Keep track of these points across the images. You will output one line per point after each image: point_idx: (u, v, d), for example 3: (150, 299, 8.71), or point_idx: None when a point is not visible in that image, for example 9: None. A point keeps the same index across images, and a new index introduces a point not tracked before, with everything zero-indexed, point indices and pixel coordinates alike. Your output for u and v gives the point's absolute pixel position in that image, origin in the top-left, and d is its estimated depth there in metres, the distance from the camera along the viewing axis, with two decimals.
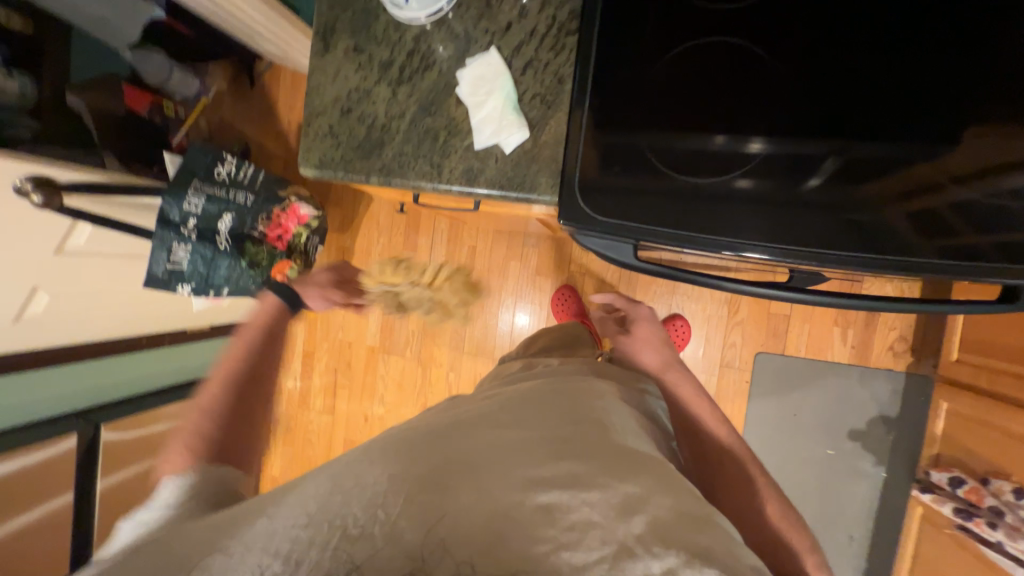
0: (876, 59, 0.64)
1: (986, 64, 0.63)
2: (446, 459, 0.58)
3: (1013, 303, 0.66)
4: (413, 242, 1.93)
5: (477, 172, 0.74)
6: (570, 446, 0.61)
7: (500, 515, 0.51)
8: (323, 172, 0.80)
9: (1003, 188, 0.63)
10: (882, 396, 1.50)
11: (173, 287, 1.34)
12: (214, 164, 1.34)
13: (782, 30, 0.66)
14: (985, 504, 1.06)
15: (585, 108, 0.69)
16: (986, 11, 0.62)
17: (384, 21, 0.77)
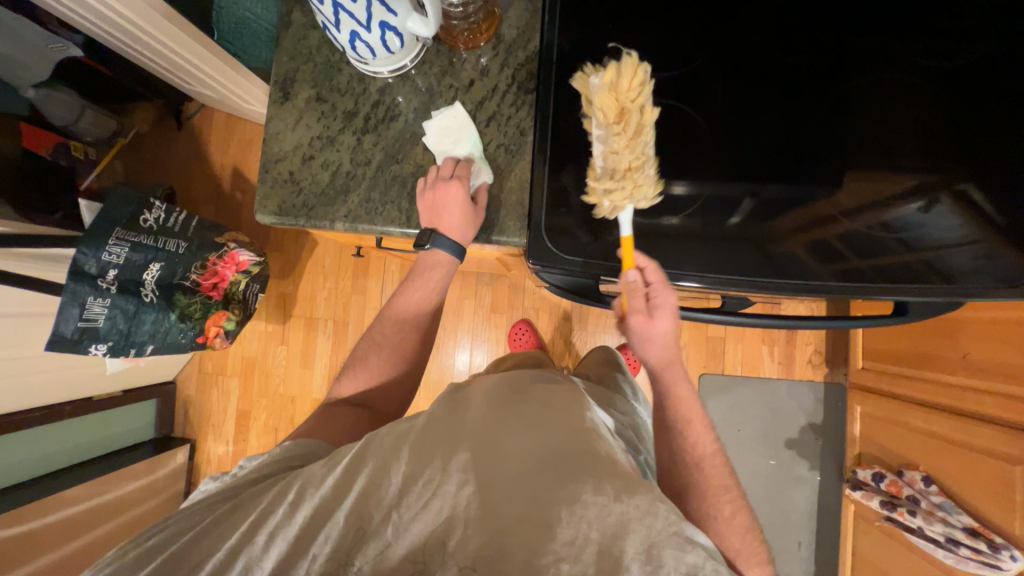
0: (778, 121, 0.77)
1: (862, 125, 0.77)
2: (454, 467, 0.56)
3: (905, 315, 0.80)
4: (363, 285, 1.87)
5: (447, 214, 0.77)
6: (571, 456, 0.56)
7: (511, 529, 0.51)
8: (283, 219, 0.79)
9: (882, 214, 0.76)
10: (808, 405, 1.67)
11: (85, 348, 1.16)
12: (140, 212, 1.22)
13: (704, 97, 0.78)
14: (904, 494, 1.20)
15: (546, 157, 0.74)
16: (854, 86, 0.78)
17: (347, 74, 0.79)
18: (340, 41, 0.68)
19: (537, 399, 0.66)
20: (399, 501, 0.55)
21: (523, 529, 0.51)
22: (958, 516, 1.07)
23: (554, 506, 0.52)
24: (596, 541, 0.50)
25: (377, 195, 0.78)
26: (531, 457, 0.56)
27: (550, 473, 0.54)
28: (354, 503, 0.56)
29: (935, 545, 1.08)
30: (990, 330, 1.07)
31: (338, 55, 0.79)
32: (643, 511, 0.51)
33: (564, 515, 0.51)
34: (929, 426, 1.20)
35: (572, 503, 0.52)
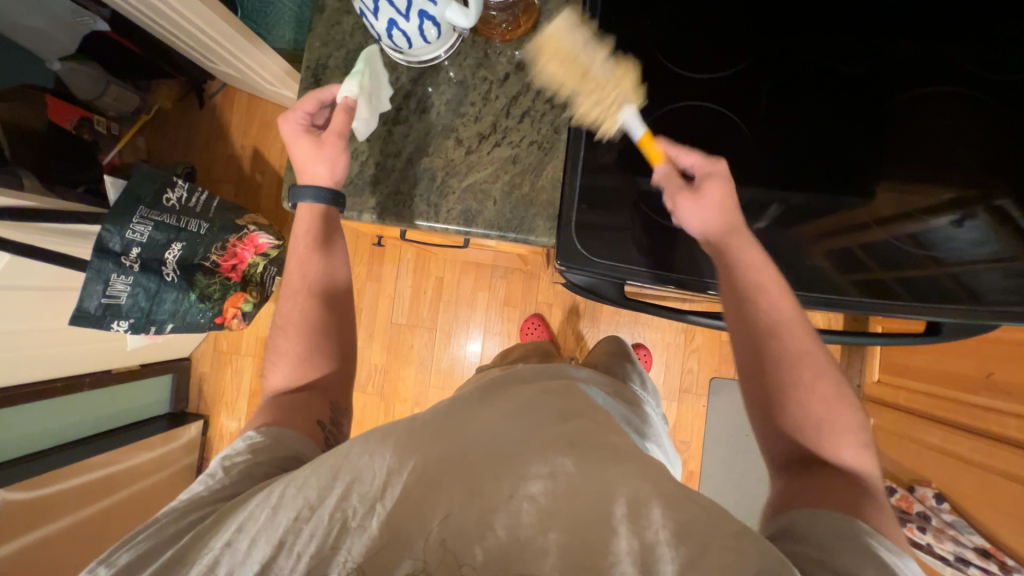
0: (819, 128, 0.75)
1: (907, 137, 0.75)
2: (446, 443, 0.57)
3: (938, 335, 0.77)
4: (377, 272, 1.87)
5: (474, 210, 0.75)
6: (562, 435, 0.57)
7: (502, 500, 0.51)
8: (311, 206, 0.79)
9: (909, 224, 0.75)
10: None
11: (107, 324, 1.19)
12: (163, 190, 1.23)
13: (743, 102, 0.75)
14: (914, 510, 1.19)
15: (579, 159, 0.73)
16: (901, 95, 0.75)
17: (380, 62, 0.78)
18: (376, 28, 0.67)
19: (527, 394, 0.68)
20: (392, 474, 0.54)
21: (512, 500, 0.51)
22: (970, 536, 1.07)
23: (543, 478, 0.52)
24: (586, 514, 0.49)
25: (404, 186, 0.77)
26: (523, 436, 0.58)
27: (541, 449, 0.55)
28: (344, 475, 0.54)
29: (946, 563, 1.10)
30: (1018, 352, 1.04)
31: (372, 41, 0.78)
32: (633, 485, 0.51)
33: (551, 479, 0.52)
34: (945, 444, 1.19)
35: (562, 475, 0.52)
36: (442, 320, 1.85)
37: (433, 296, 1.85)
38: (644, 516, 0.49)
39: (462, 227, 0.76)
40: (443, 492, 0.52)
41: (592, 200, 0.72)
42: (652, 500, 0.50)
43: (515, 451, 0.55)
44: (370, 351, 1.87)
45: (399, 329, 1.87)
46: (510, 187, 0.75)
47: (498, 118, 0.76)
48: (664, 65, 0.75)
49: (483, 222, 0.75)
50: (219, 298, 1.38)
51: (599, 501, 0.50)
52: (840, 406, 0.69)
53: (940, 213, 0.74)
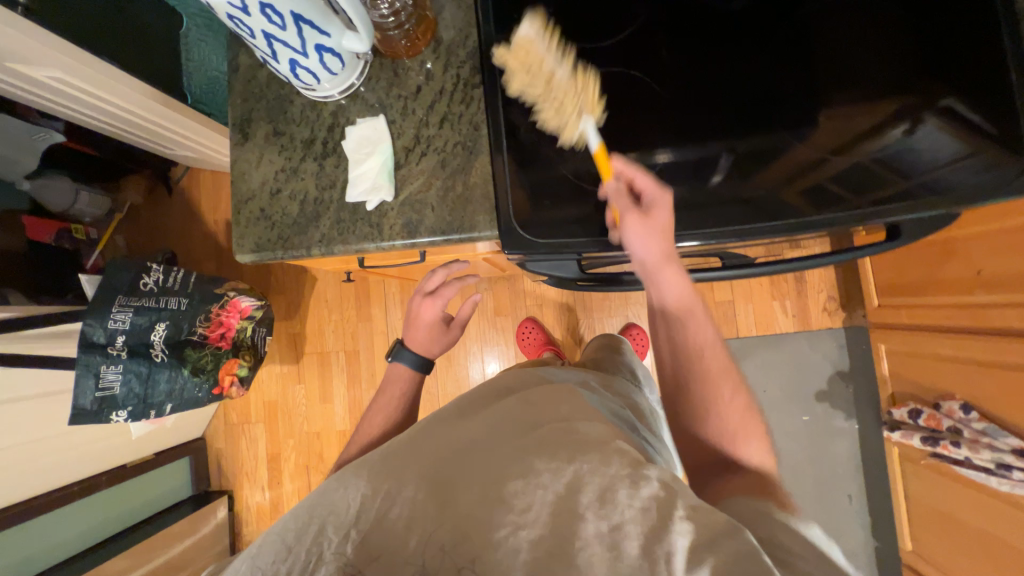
0: (730, 69, 0.75)
1: (824, 56, 0.74)
2: (424, 466, 0.59)
3: (898, 238, 0.77)
4: (367, 311, 1.89)
5: (415, 220, 0.76)
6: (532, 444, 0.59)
7: (480, 509, 0.53)
8: (261, 253, 0.80)
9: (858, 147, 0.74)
10: (831, 353, 1.62)
11: (106, 417, 1.20)
12: (139, 277, 1.27)
13: (649, 59, 0.76)
14: (945, 426, 1.14)
15: (503, 148, 0.74)
16: (805, 15, 0.75)
17: (300, 104, 0.81)
18: (282, 71, 0.70)
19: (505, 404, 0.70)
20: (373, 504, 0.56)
21: (492, 513, 0.53)
22: (1004, 440, 1.02)
23: (517, 491, 0.54)
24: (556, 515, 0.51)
25: (347, 214, 0.78)
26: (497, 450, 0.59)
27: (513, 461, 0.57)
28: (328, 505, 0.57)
29: (988, 472, 1.04)
30: (997, 242, 1.02)
31: (289, 87, 0.81)
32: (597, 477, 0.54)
33: (520, 483, 0.54)
34: (956, 352, 1.15)
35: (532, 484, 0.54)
36: None
37: None
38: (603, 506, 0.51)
39: (406, 239, 0.77)
40: (424, 515, 0.54)
41: (526, 184, 0.73)
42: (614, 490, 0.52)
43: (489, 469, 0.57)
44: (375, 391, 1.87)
45: None
46: (445, 191, 0.76)
47: (425, 130, 0.78)
48: (560, 41, 0.77)
49: (427, 232, 0.76)
50: (212, 369, 1.41)
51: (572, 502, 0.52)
52: (748, 414, 0.74)
53: (890, 130, 0.73)
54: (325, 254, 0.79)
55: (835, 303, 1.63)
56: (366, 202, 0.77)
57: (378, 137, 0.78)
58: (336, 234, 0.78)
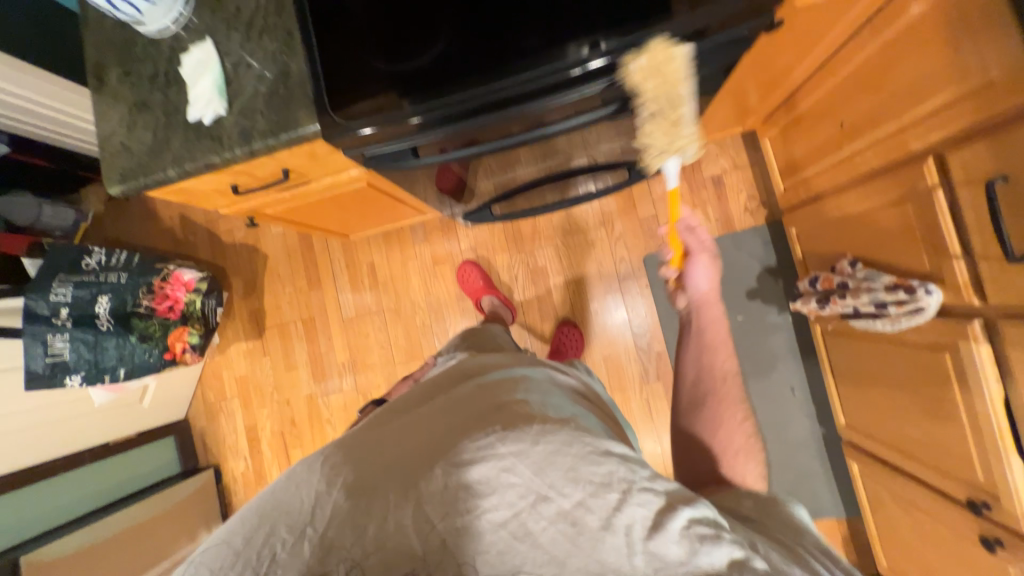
0: None
1: None
2: (409, 462, 0.59)
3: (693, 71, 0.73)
4: (316, 279, 1.97)
5: (249, 128, 0.84)
6: (516, 416, 0.61)
7: (477, 499, 0.52)
8: (127, 182, 0.88)
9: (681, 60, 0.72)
10: (758, 252, 1.63)
11: (59, 381, 1.33)
12: (81, 258, 1.40)
13: None
14: (837, 283, 1.15)
15: (313, 46, 0.81)
16: None
17: (142, 43, 0.89)
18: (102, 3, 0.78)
19: (466, 403, 0.70)
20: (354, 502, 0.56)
21: (493, 498, 0.52)
22: (880, 279, 1.02)
23: (520, 473, 0.53)
24: (588, 505, 0.51)
25: (192, 130, 0.86)
26: (478, 430, 0.60)
27: (495, 429, 0.59)
28: (300, 505, 0.56)
29: (875, 317, 1.04)
30: (839, 93, 1.04)
31: (131, 31, 0.90)
32: (601, 451, 0.55)
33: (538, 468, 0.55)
34: (840, 212, 1.17)
35: (530, 455, 0.55)
36: (386, 300, 1.92)
37: (371, 281, 1.93)
38: (613, 482, 0.52)
39: (244, 146, 0.84)
40: (440, 514, 0.52)
41: (335, 74, 0.80)
42: (609, 452, 0.55)
43: (475, 443, 0.58)
44: (334, 352, 1.96)
45: (352, 323, 1.95)
46: (269, 97, 0.84)
47: (250, 43, 0.85)
48: None
49: (259, 135, 0.83)
50: (160, 335, 1.51)
51: (575, 477, 0.52)
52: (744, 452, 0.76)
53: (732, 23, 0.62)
54: (182, 173, 0.87)
55: (756, 202, 1.65)
56: (203, 118, 0.84)
57: (211, 61, 0.86)
58: (186, 152, 0.86)
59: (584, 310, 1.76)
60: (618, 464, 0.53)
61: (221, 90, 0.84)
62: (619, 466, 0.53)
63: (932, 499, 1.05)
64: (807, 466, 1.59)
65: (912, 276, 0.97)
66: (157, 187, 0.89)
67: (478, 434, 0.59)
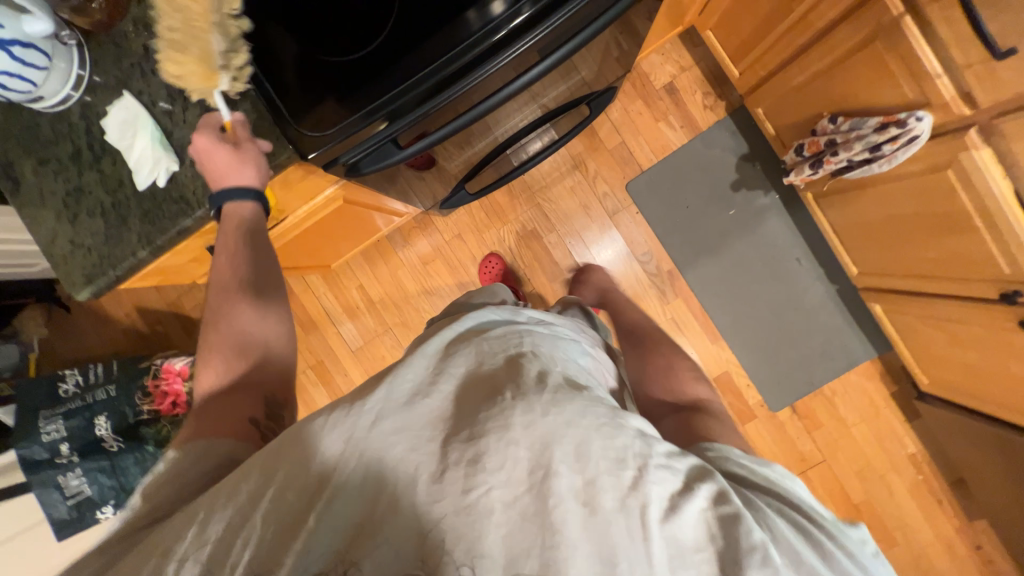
0: None
1: None
2: (396, 432, 0.51)
3: None
4: (310, 321, 1.86)
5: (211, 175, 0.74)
6: (526, 376, 0.55)
7: (482, 475, 0.48)
8: (94, 280, 0.77)
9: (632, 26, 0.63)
10: (729, 143, 1.66)
11: (92, 518, 1.23)
12: (56, 386, 1.27)
13: None
14: (824, 144, 1.17)
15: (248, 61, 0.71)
16: None
17: (46, 122, 0.76)
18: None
19: (468, 350, 0.60)
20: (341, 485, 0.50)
21: (500, 474, 0.48)
22: (867, 124, 1.05)
23: (531, 444, 0.49)
24: (603, 484, 0.48)
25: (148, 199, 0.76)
26: (479, 395, 0.53)
27: (505, 394, 0.52)
28: (280, 478, 0.51)
29: (870, 162, 1.09)
30: None
31: (27, 112, 0.77)
32: (625, 429, 0.51)
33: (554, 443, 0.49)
34: (804, 74, 1.19)
35: (544, 424, 0.50)
36: (390, 316, 1.83)
37: (367, 303, 1.84)
38: (629, 460, 0.49)
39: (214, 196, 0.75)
40: (438, 498, 0.48)
41: (287, 84, 0.71)
42: (629, 429, 0.51)
43: (481, 413, 0.51)
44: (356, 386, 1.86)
45: (363, 351, 1.85)
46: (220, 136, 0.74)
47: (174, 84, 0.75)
48: None
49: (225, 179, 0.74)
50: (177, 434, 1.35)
51: (592, 453, 0.49)
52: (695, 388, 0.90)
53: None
54: (153, 249, 0.76)
55: (712, 97, 1.65)
56: (156, 181, 0.74)
57: (136, 114, 0.75)
58: (151, 223, 0.76)
59: (587, 256, 1.75)
60: (636, 440, 0.50)
61: (164, 145, 0.74)
62: (638, 443, 0.50)
63: (966, 307, 1.13)
64: (833, 322, 1.69)
65: (895, 110, 1.01)
66: (131, 273, 0.79)
67: (481, 401, 0.53)
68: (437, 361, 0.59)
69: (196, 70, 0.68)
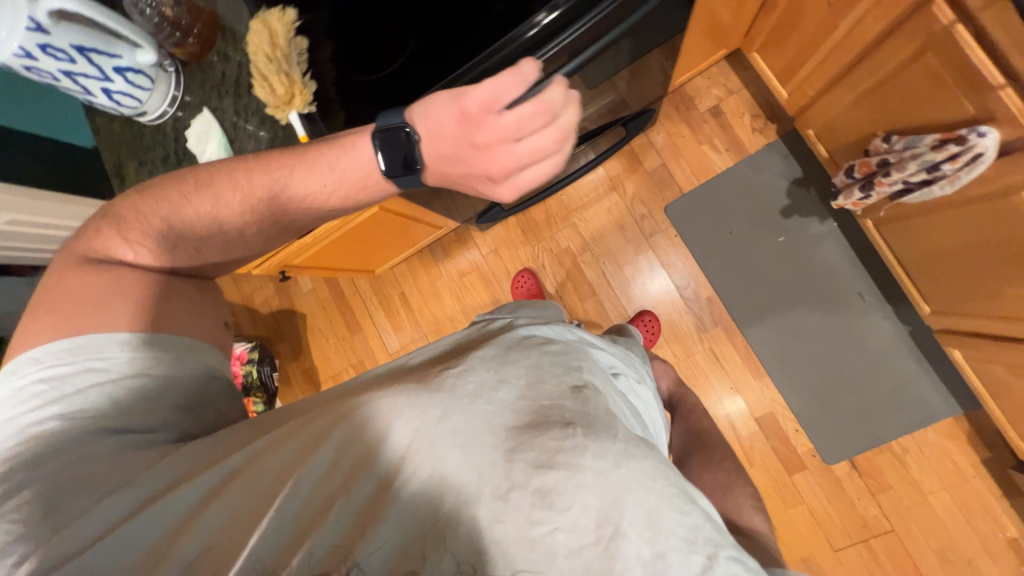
0: None
1: None
2: (472, 447, 0.51)
3: None
4: (348, 328, 1.92)
5: None
6: (597, 420, 0.55)
7: (550, 511, 0.48)
8: None
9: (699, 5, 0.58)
10: (780, 168, 1.59)
11: None
12: None
13: None
14: (875, 163, 1.17)
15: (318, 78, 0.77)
16: None
17: (147, 133, 0.86)
18: (105, 101, 0.77)
19: (538, 374, 0.61)
20: (405, 484, 0.50)
21: (569, 516, 0.48)
22: (922, 142, 1.05)
23: (602, 494, 0.49)
24: (665, 555, 0.47)
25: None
26: (557, 427, 0.52)
27: (575, 428, 0.53)
28: (345, 462, 0.52)
29: (930, 182, 1.08)
30: None
31: (126, 123, 0.87)
32: (695, 511, 0.51)
33: (626, 500, 0.49)
34: (861, 96, 1.13)
35: (615, 476, 0.50)
36: (423, 327, 1.85)
37: (403, 314, 1.88)
38: (694, 543, 0.49)
39: None
40: (500, 524, 0.48)
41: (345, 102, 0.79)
42: (698, 512, 0.51)
43: (557, 447, 0.51)
44: None
45: (395, 361, 1.88)
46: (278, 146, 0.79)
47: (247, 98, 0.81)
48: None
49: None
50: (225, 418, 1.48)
51: (661, 524, 0.48)
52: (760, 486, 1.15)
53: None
54: None
55: (762, 120, 1.60)
56: None
57: (212, 125, 0.82)
58: None
59: (623, 278, 1.70)
60: (704, 527, 0.50)
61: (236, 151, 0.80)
62: (706, 530, 0.50)
63: None
64: (905, 366, 1.49)
65: (965, 132, 0.93)
66: None
67: (558, 434, 0.52)
68: (506, 377, 0.59)
69: (271, 102, 0.76)
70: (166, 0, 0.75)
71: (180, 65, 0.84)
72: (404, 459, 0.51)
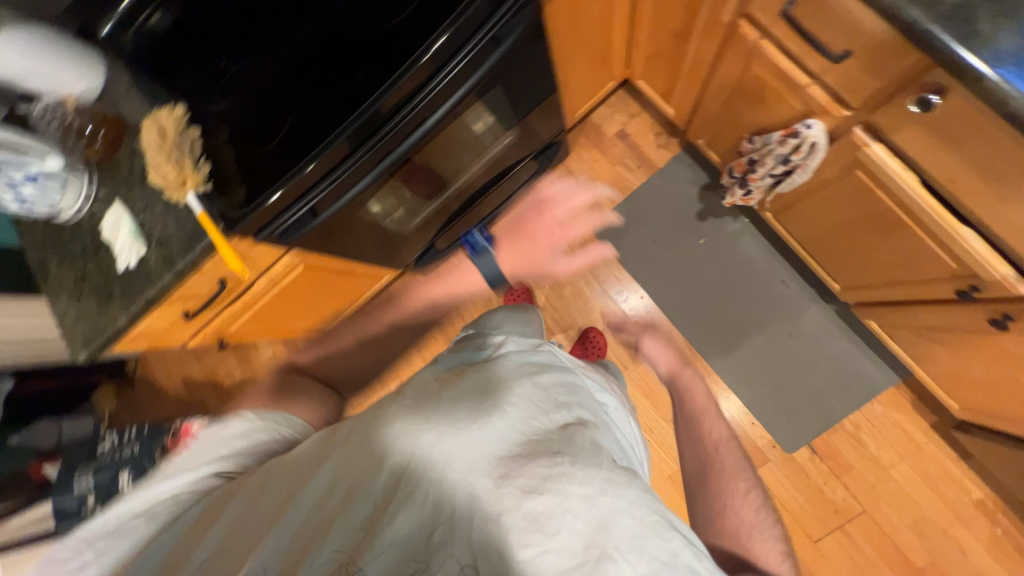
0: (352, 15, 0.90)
1: None
2: (467, 476, 0.58)
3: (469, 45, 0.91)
4: None
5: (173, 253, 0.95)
6: (585, 451, 0.62)
7: (539, 534, 0.54)
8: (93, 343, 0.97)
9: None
10: (688, 177, 1.70)
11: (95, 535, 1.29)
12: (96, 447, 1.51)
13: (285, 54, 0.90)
14: (745, 161, 1.19)
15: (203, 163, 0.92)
16: None
17: (70, 228, 1.02)
18: (19, 206, 0.92)
19: (532, 407, 0.67)
20: (416, 513, 0.58)
21: (555, 538, 0.53)
22: (772, 137, 1.07)
23: (587, 515, 0.55)
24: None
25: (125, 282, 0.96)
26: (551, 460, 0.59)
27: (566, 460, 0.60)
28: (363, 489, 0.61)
29: (790, 173, 1.09)
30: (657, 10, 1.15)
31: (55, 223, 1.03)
32: (680, 536, 0.56)
33: (610, 528, 0.54)
34: (718, 103, 1.24)
35: (599, 502, 0.56)
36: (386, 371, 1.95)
37: None
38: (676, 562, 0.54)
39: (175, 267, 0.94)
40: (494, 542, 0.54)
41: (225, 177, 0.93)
42: (682, 536, 0.56)
43: (544, 477, 0.57)
44: None
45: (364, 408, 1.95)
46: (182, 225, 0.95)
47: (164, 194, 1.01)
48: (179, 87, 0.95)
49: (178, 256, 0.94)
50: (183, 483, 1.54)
51: (641, 546, 0.54)
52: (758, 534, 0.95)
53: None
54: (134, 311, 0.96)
55: (664, 137, 1.73)
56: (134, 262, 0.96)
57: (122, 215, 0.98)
58: (132, 291, 0.96)
59: (563, 298, 1.78)
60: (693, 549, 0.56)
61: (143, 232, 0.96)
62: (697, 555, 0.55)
63: (948, 310, 1.01)
64: (838, 347, 1.54)
65: (791, 123, 1.02)
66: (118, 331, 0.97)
67: (548, 463, 0.59)
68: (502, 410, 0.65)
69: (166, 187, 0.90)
70: (69, 115, 0.96)
71: (92, 165, 1.00)
72: (414, 488, 0.58)
